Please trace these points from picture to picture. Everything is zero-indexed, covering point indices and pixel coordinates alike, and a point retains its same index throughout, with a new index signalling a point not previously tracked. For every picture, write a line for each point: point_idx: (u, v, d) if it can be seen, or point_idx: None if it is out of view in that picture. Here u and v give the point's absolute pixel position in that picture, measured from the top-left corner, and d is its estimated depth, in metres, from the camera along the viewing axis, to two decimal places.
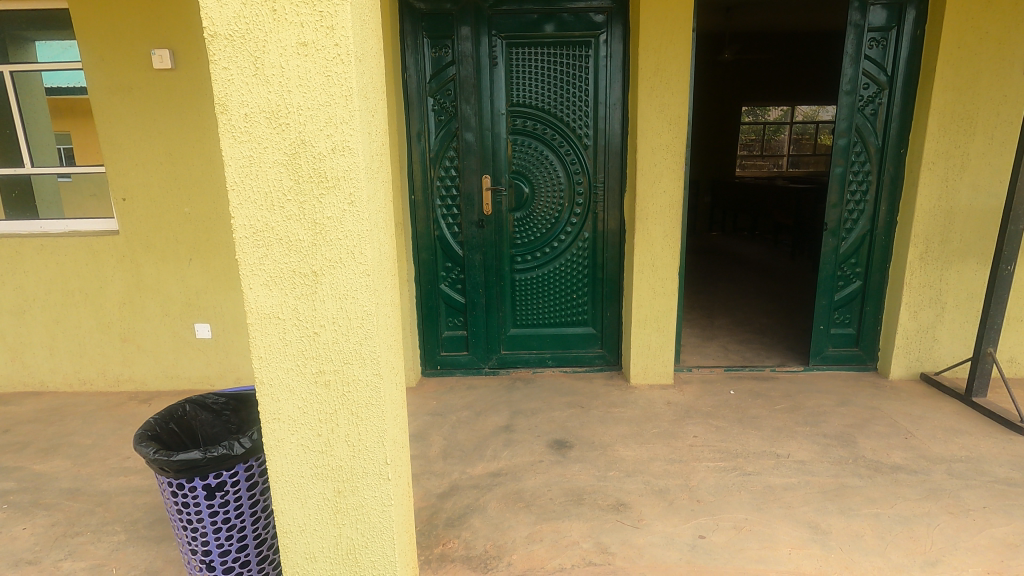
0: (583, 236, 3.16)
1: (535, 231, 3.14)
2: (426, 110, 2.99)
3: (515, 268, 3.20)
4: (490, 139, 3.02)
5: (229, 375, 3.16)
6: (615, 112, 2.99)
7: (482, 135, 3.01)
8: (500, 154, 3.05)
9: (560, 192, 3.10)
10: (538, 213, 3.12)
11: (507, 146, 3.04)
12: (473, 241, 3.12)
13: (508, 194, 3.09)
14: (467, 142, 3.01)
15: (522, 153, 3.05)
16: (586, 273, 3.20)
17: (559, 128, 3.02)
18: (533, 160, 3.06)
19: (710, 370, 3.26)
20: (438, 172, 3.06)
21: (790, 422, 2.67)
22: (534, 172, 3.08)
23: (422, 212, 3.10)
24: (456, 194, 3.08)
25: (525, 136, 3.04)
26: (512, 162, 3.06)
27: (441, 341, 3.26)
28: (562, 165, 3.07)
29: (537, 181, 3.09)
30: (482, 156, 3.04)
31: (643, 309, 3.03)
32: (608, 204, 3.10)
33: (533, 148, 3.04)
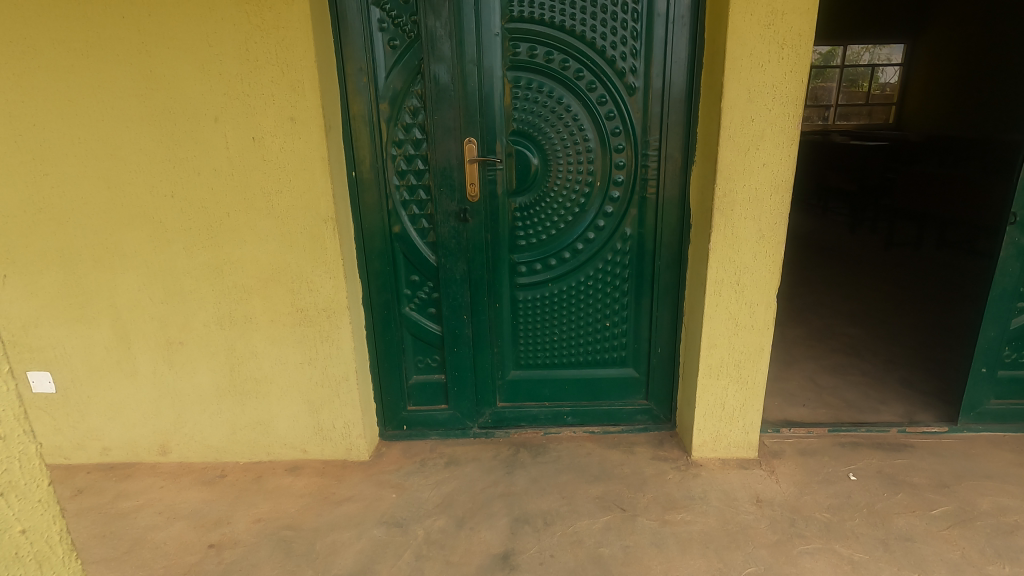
0: (624, 235, 2.03)
1: (549, 227, 2.02)
2: (370, 30, 1.81)
3: (517, 283, 2.09)
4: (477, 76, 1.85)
5: (93, 445, 2.14)
6: (681, 30, 1.80)
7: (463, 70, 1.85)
8: (492, 103, 1.88)
9: (590, 167, 1.96)
10: (553, 199, 1.99)
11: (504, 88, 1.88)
12: (452, 243, 2.00)
13: (506, 169, 1.95)
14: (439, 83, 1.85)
15: (529, 99, 1.89)
16: (625, 291, 2.10)
17: (587, 59, 1.85)
18: (547, 110, 1.90)
19: (808, 430, 2.20)
20: (398, 134, 1.91)
21: (970, 551, 1.62)
22: (548, 131, 1.92)
23: (375, 199, 1.96)
24: (424, 169, 1.94)
25: (533, 71, 1.87)
26: (514, 114, 1.90)
27: (407, 390, 2.19)
28: (592, 121, 1.91)
29: (552, 148, 1.94)
30: (464, 106, 1.87)
31: (716, 351, 1.94)
32: (666, 184, 1.95)
33: (547, 92, 1.88)
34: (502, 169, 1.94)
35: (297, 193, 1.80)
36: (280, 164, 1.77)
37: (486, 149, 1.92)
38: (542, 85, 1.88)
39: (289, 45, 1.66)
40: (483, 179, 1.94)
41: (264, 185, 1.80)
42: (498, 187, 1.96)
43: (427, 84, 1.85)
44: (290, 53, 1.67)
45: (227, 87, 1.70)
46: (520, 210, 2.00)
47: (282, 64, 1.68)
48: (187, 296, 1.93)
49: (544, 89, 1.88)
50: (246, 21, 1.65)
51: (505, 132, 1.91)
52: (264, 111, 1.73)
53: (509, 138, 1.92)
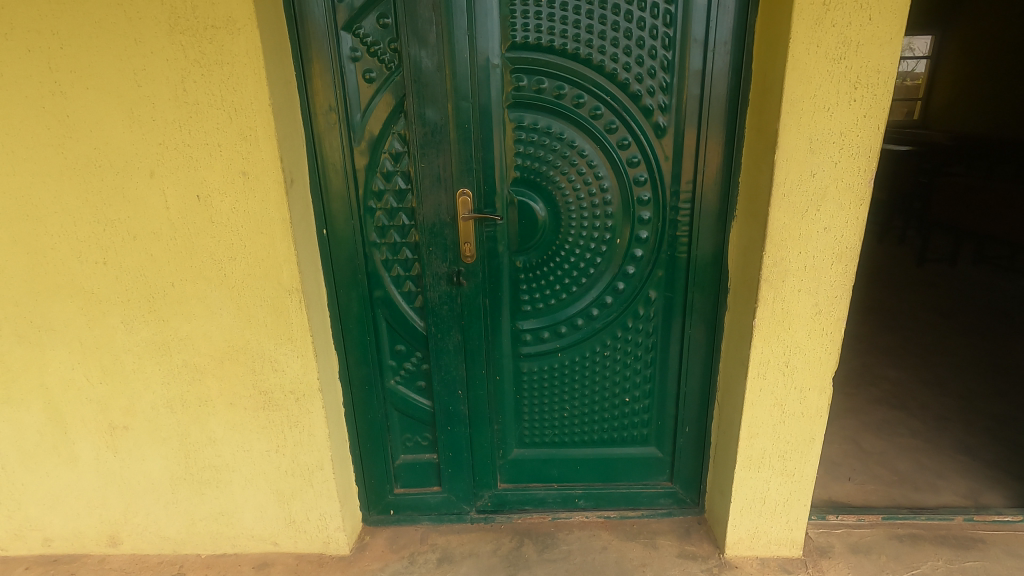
0: (647, 300, 1.71)
1: (559, 290, 1.70)
2: (342, 60, 1.48)
3: (520, 354, 1.77)
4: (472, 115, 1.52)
5: (33, 535, 1.85)
6: (722, 59, 1.46)
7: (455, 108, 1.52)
8: (491, 146, 1.55)
9: (607, 221, 1.63)
10: (563, 258, 1.67)
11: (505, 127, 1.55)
12: (444, 309, 1.69)
13: (507, 224, 1.63)
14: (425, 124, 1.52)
15: (535, 141, 1.56)
16: (648, 362, 1.78)
17: (606, 93, 1.51)
18: (556, 155, 1.57)
19: (859, 517, 1.89)
20: (376, 184, 1.58)
21: None
22: (558, 179, 1.59)
23: (352, 259, 1.65)
24: (409, 224, 1.62)
25: (540, 108, 1.53)
26: (517, 159, 1.57)
27: (394, 470, 1.89)
28: (612, 167, 1.58)
29: (563, 199, 1.61)
30: (456, 150, 1.55)
31: (758, 440, 1.63)
32: (699, 242, 1.63)
33: (557, 133, 1.55)
34: (503, 224, 1.62)
35: (254, 260, 1.49)
36: (232, 225, 1.45)
37: (483, 201, 1.60)
38: (550, 125, 1.55)
39: (236, 84, 1.34)
40: (480, 236, 1.62)
41: (214, 250, 1.48)
42: (497, 245, 1.64)
43: (410, 124, 1.53)
44: (238, 93, 1.34)
45: (162, 135, 1.38)
46: (524, 271, 1.68)
47: (229, 107, 1.35)
48: (130, 376, 1.63)
49: (553, 129, 1.55)
50: (182, 54, 1.32)
51: (505, 180, 1.59)
52: (209, 164, 1.40)
53: (510, 187, 1.60)
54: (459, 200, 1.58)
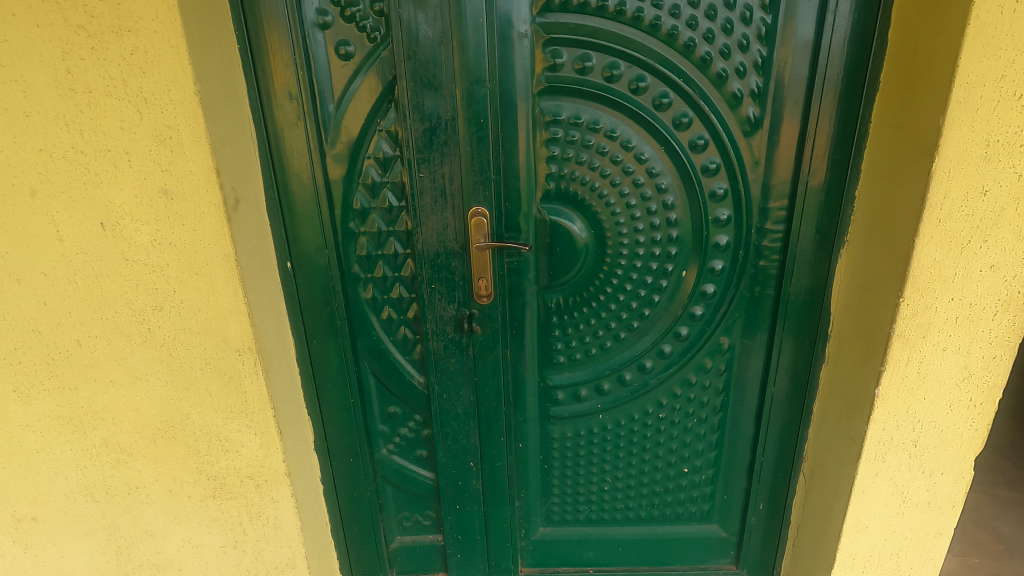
0: (718, 348, 1.30)
1: (601, 336, 1.29)
2: (307, 28, 1.05)
3: (548, 415, 1.37)
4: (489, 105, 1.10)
5: None
6: (845, 26, 1.03)
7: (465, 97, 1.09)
8: (514, 148, 1.13)
9: (669, 247, 1.21)
10: (609, 295, 1.25)
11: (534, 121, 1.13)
12: (451, 362, 1.28)
13: (535, 252, 1.21)
14: (424, 118, 1.10)
15: (576, 141, 1.13)
16: (714, 424, 1.38)
17: (677, 75, 1.09)
18: (604, 160, 1.15)
19: None
20: (359, 200, 1.16)
21: None
22: (605, 192, 1.17)
23: (327, 299, 1.23)
24: (404, 253, 1.20)
25: (583, 95, 1.11)
26: (550, 165, 1.15)
27: (388, 556, 1.50)
28: (679, 176, 1.16)
29: (610, 218, 1.19)
30: (468, 155, 1.13)
31: (866, 535, 1.23)
32: (794, 275, 1.21)
33: (605, 131, 1.13)
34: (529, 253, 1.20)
35: (189, 310, 1.07)
36: (154, 263, 1.03)
37: (503, 223, 1.18)
38: (596, 120, 1.12)
39: (144, 63, 0.90)
40: (500, 269, 1.21)
41: (131, 297, 1.06)
42: (521, 279, 1.22)
43: (405, 119, 1.10)
44: (148, 76, 0.91)
45: (43, 138, 0.95)
46: (557, 312, 1.26)
47: (136, 97, 0.92)
48: (33, 458, 1.22)
49: (600, 125, 1.12)
50: (59, 18, 0.88)
51: (533, 193, 1.17)
52: (114, 179, 0.98)
53: (540, 203, 1.18)
54: (472, 221, 1.16)
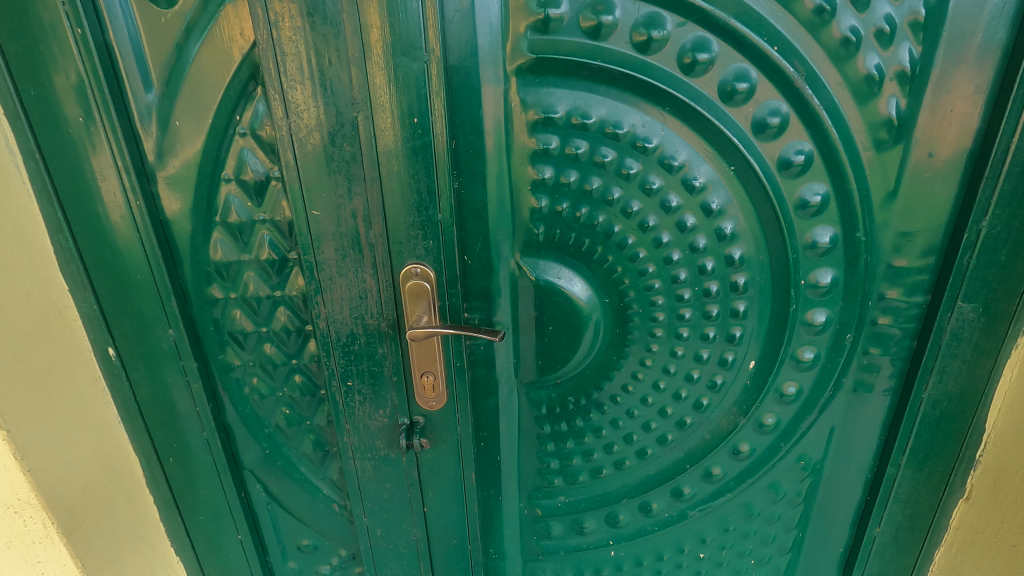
0: (795, 471, 0.85)
1: (615, 451, 0.84)
2: None
3: (535, 552, 0.93)
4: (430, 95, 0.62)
5: None
6: None
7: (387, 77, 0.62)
8: (475, 169, 0.66)
9: (732, 327, 0.75)
10: (629, 396, 0.80)
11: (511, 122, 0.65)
12: (385, 489, 0.85)
13: (512, 331, 0.75)
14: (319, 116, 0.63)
15: (582, 158, 0.66)
16: (780, 567, 0.94)
17: (768, 39, 0.60)
18: (628, 189, 0.67)
19: None
20: (221, 250, 0.71)
21: None
22: (627, 242, 0.70)
23: (184, 400, 0.77)
24: (301, 332, 0.75)
25: (596, 77, 0.63)
26: (537, 199, 0.69)
27: None
28: (755, 216, 0.69)
29: (635, 282, 0.73)
30: (397, 179, 0.66)
31: None
32: (934, 376, 0.74)
33: (633, 140, 0.65)
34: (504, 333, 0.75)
35: None
36: None
37: (460, 288, 0.72)
38: (619, 121, 0.64)
39: None
40: (456, 357, 0.76)
41: None
42: (491, 371, 0.77)
43: (283, 116, 0.63)
44: None
45: None
46: (548, 417, 0.82)
47: None
48: None
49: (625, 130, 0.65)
50: None
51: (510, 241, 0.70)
52: None
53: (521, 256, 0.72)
54: (404, 286, 0.70)
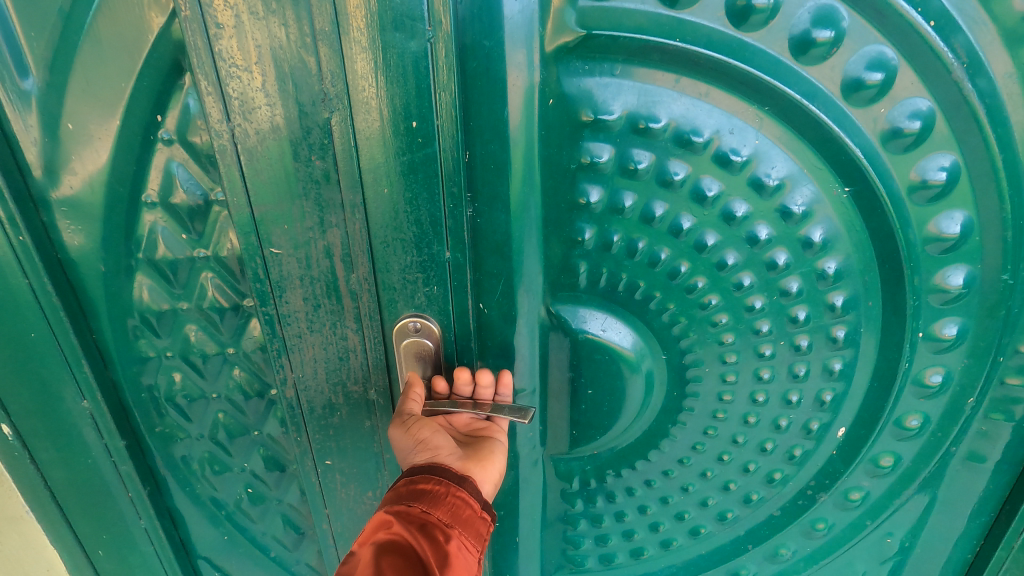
0: (882, 539, 0.75)
1: (673, 501, 0.77)
2: None
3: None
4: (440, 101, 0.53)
5: None
6: None
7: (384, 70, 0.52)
8: (495, 191, 0.57)
9: (820, 385, 0.65)
10: (698, 446, 0.71)
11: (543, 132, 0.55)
12: None
13: (531, 374, 0.67)
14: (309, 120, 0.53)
15: (654, 179, 0.56)
16: None
17: (922, 9, 0.48)
18: (707, 220, 0.58)
19: None
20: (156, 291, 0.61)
21: None
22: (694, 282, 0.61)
23: (100, 457, 0.68)
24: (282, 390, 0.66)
25: (679, 71, 0.52)
26: (576, 232, 0.60)
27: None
28: (865, 256, 0.58)
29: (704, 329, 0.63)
30: (396, 199, 0.57)
31: None
32: None
33: (716, 153, 0.55)
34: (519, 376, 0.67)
35: None
36: None
37: (475, 343, 0.66)
38: (699, 129, 0.54)
39: None
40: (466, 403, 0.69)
41: None
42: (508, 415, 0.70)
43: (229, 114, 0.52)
44: None
45: None
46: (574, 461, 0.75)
47: None
48: None
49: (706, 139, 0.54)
50: None
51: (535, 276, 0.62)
52: None
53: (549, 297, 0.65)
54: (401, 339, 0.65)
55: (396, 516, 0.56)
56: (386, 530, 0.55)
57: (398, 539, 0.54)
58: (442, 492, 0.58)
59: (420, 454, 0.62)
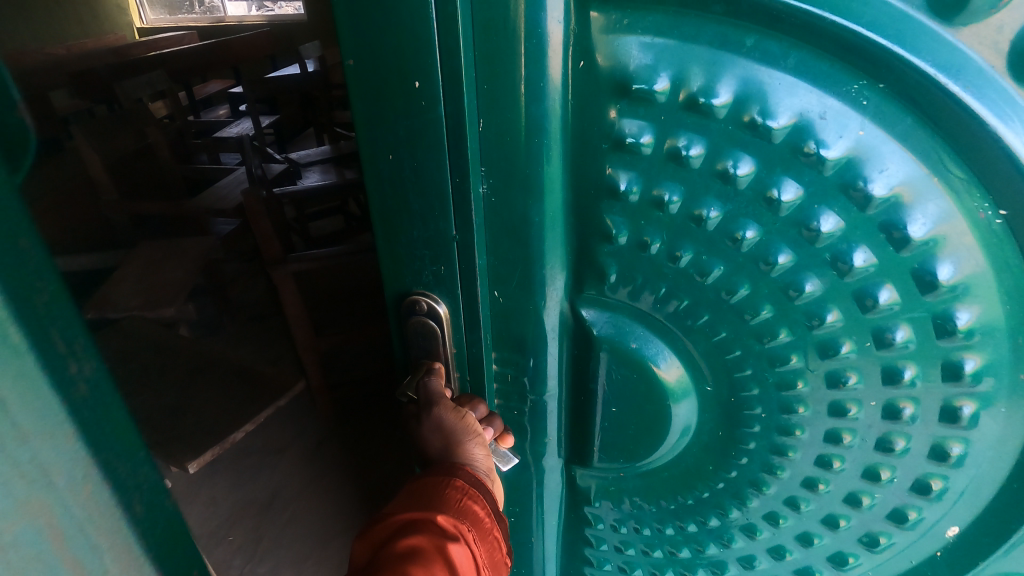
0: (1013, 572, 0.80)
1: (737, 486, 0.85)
2: None
3: (589, 522, 1.04)
4: (467, 82, 0.65)
5: None
6: None
7: (385, 25, 0.62)
8: (512, 169, 0.70)
9: (935, 420, 0.68)
10: (785, 441, 0.78)
11: (568, 111, 0.67)
12: None
13: (551, 334, 0.83)
14: (386, 99, 0.67)
15: (726, 178, 0.64)
16: None
17: None
18: (791, 226, 0.64)
19: None
20: None
21: None
22: (735, 278, 0.70)
23: None
24: None
25: (753, 31, 0.57)
26: (609, 231, 0.73)
27: None
28: (1002, 298, 0.61)
29: (746, 314, 0.72)
30: (416, 165, 0.70)
31: None
32: None
33: (796, 138, 0.59)
34: (531, 338, 0.83)
35: None
36: None
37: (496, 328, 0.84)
38: (783, 112, 0.59)
39: None
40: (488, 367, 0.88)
41: None
42: (521, 372, 0.88)
43: None
44: None
45: None
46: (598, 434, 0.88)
47: None
48: None
49: (797, 123, 0.59)
50: None
51: (554, 251, 0.77)
52: None
53: (570, 275, 0.79)
54: (409, 319, 0.83)
55: (446, 513, 0.76)
56: (437, 520, 0.75)
57: (447, 532, 0.75)
58: (484, 521, 0.79)
59: (468, 457, 0.82)
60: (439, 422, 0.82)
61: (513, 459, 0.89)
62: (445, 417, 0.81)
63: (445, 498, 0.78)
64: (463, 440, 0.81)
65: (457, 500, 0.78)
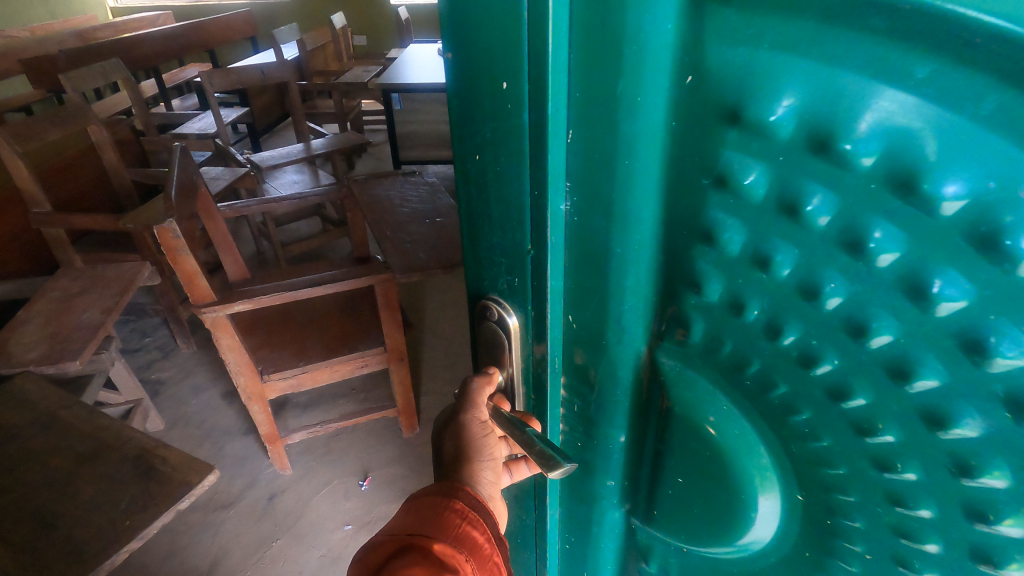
0: None
1: None
2: None
3: None
4: (556, 40, 0.35)
5: None
6: None
7: None
8: (605, 190, 0.39)
9: None
10: None
11: (677, 128, 0.35)
12: None
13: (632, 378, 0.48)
14: (479, 88, 0.41)
15: (869, 266, 0.29)
16: None
17: None
18: (976, 395, 0.27)
19: None
20: None
21: None
22: (898, 467, 0.32)
23: None
24: None
25: (933, 50, 0.22)
26: (699, 286, 0.39)
27: None
28: None
29: (882, 511, 0.34)
30: (500, 169, 0.42)
31: None
32: None
33: (975, 230, 0.24)
34: (602, 406, 0.50)
35: None
36: None
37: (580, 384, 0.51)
38: (959, 166, 0.23)
39: None
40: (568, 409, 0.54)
41: None
42: (591, 448, 0.55)
43: None
44: None
45: None
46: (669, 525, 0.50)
47: None
48: None
49: (976, 192, 0.23)
50: None
51: (638, 301, 0.43)
52: None
53: (653, 322, 0.44)
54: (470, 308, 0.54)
55: (443, 535, 0.50)
56: (430, 545, 0.49)
57: (439, 561, 0.48)
58: (487, 551, 0.52)
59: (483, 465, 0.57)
60: (456, 428, 0.57)
61: (568, 465, 0.41)
62: (465, 427, 0.57)
63: (446, 512, 0.52)
64: (474, 456, 0.57)
65: (461, 519, 0.52)
